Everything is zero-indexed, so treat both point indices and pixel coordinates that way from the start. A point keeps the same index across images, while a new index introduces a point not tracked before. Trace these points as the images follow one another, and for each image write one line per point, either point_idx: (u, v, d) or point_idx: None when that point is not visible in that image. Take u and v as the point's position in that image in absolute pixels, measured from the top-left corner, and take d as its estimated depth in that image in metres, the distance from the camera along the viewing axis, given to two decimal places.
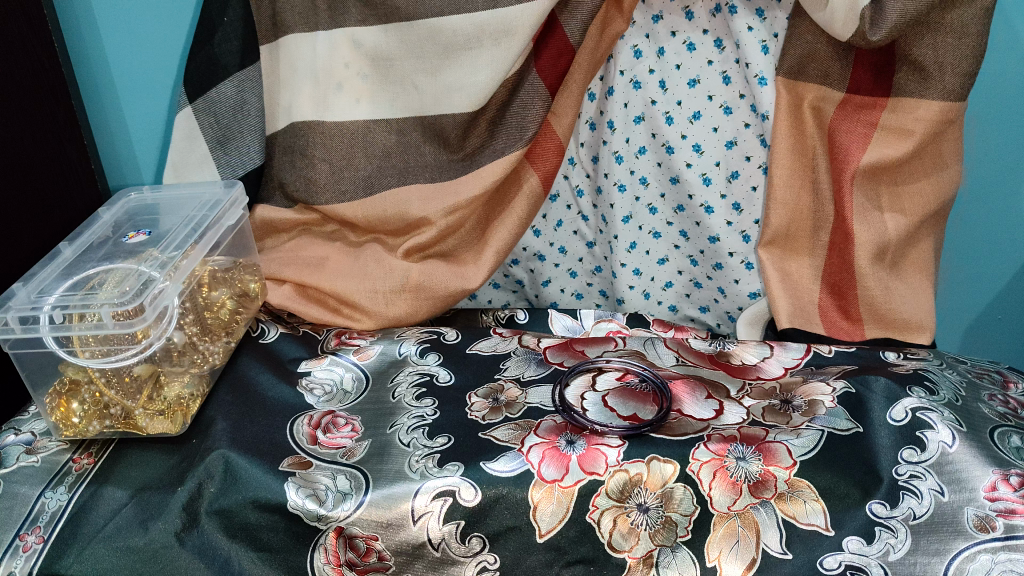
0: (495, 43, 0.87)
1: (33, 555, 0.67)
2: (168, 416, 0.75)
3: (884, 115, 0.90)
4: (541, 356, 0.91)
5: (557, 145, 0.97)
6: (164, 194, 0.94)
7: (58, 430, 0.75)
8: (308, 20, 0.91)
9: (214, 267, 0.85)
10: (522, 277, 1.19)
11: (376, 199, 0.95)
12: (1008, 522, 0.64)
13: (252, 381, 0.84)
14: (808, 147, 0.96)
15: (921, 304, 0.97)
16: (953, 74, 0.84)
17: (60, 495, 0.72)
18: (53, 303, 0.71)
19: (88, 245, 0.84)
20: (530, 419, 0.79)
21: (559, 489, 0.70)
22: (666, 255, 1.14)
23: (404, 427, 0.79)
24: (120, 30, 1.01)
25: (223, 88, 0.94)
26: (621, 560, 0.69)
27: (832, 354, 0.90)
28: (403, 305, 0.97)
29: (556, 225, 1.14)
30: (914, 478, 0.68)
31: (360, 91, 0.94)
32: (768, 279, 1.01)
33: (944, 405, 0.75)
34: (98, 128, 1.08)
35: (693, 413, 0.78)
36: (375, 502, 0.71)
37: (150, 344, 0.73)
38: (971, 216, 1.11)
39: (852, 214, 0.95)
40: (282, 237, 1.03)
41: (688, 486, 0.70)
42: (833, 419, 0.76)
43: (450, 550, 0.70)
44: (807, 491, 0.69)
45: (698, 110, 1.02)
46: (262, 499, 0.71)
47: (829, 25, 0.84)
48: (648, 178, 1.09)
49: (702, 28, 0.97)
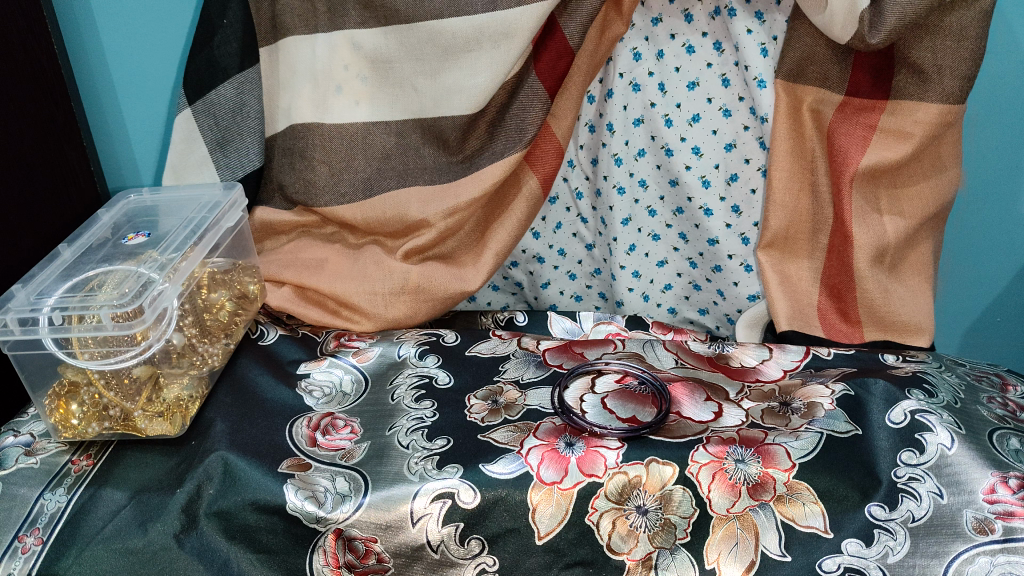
0: (495, 46, 0.87)
1: (33, 556, 0.67)
2: (168, 418, 0.75)
3: (884, 117, 0.90)
4: (541, 358, 0.91)
5: (557, 147, 0.98)
6: (164, 196, 0.94)
7: (58, 432, 0.74)
8: (308, 22, 0.92)
9: (214, 268, 0.85)
10: (522, 280, 1.19)
11: (375, 201, 0.95)
12: (1007, 524, 0.63)
13: (251, 383, 0.84)
14: (808, 151, 0.96)
15: (921, 307, 0.97)
16: (952, 77, 0.84)
17: (60, 497, 0.72)
18: (53, 305, 0.71)
19: (88, 247, 0.84)
20: (529, 421, 0.79)
21: (559, 491, 0.70)
22: (665, 257, 1.14)
23: (403, 429, 0.79)
24: (120, 32, 1.01)
25: (223, 90, 0.94)
26: (620, 562, 0.69)
27: (831, 356, 0.90)
28: (402, 306, 0.97)
29: (556, 227, 1.15)
30: (913, 480, 0.68)
31: (359, 92, 0.94)
32: (768, 281, 1.00)
33: (943, 407, 0.75)
34: (98, 129, 1.08)
35: (693, 416, 0.78)
36: (375, 504, 0.71)
37: (150, 346, 0.73)
38: (971, 218, 1.11)
39: (852, 217, 0.95)
40: (281, 239, 1.03)
41: (687, 488, 0.70)
42: (832, 421, 0.76)
43: (450, 552, 0.71)
44: (806, 493, 0.69)
45: (698, 113, 1.03)
46: (262, 501, 0.71)
47: (828, 27, 0.84)
48: (647, 180, 1.09)
49: (701, 30, 0.98)
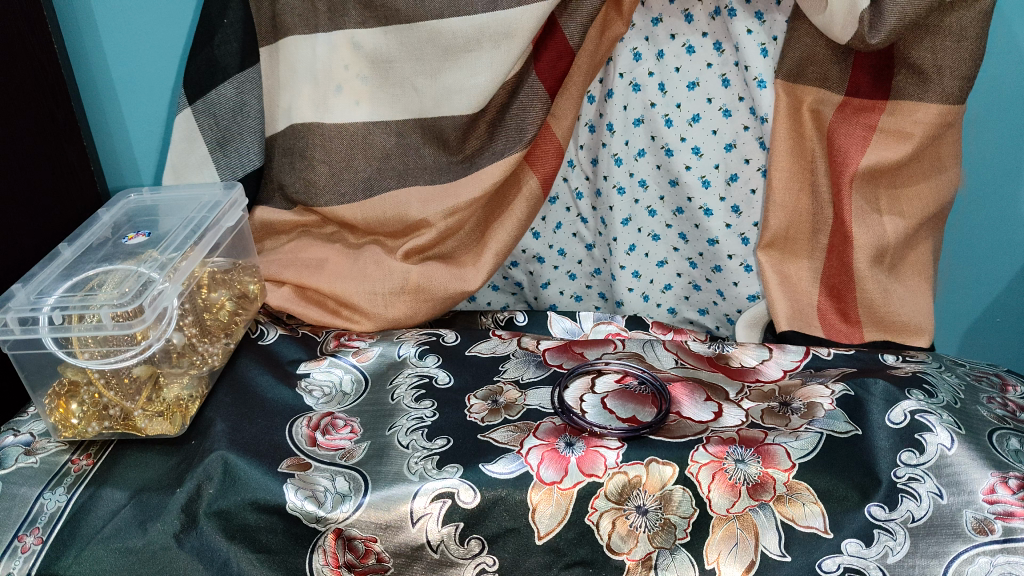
0: (495, 46, 0.87)
1: (32, 556, 0.67)
2: (168, 417, 0.75)
3: (884, 118, 0.90)
4: (541, 358, 0.91)
5: (557, 147, 0.98)
6: (164, 196, 0.94)
7: (58, 432, 0.75)
8: (308, 22, 0.92)
9: (214, 268, 0.85)
10: (522, 280, 1.20)
11: (375, 201, 0.95)
12: (1007, 525, 0.64)
13: (251, 382, 0.84)
14: (807, 151, 0.96)
15: (921, 307, 0.97)
16: (952, 77, 0.85)
17: (59, 496, 0.72)
18: (53, 304, 0.71)
19: (88, 247, 0.84)
20: (530, 421, 0.79)
21: (559, 491, 0.70)
22: (665, 258, 1.14)
23: (403, 429, 0.79)
24: (120, 32, 1.01)
25: (223, 90, 0.94)
26: (620, 562, 0.69)
27: (832, 356, 0.90)
28: (401, 306, 0.97)
29: (556, 227, 1.15)
30: (913, 481, 0.68)
31: (360, 92, 0.94)
32: (768, 282, 1.00)
33: (942, 407, 0.75)
34: (98, 129, 1.08)
35: (693, 416, 0.78)
36: (375, 504, 0.71)
37: (150, 346, 0.73)
38: (971, 218, 1.11)
39: (852, 217, 0.95)
40: (282, 238, 1.03)
41: (687, 488, 0.70)
42: (832, 421, 0.76)
43: (449, 552, 0.71)
44: (806, 493, 0.69)
45: (698, 113, 1.03)
46: (262, 501, 0.71)
47: (829, 27, 0.84)
48: (647, 180, 1.09)
49: (701, 31, 0.98)
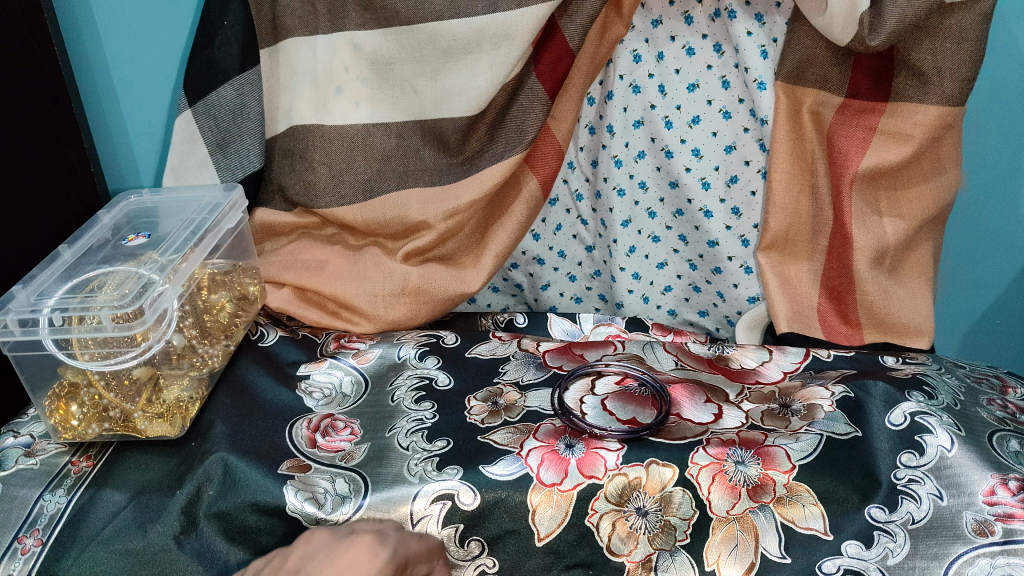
0: (495, 47, 0.87)
1: (32, 557, 0.67)
2: (168, 419, 0.75)
3: (884, 119, 0.90)
4: (541, 359, 0.91)
5: (557, 149, 0.98)
6: (164, 197, 0.94)
7: (57, 433, 0.74)
8: (308, 24, 0.92)
9: (214, 270, 0.85)
10: (522, 281, 1.20)
11: (375, 203, 0.95)
12: (1007, 527, 0.63)
13: (251, 383, 0.84)
14: (807, 152, 0.96)
15: (921, 309, 0.97)
16: (952, 79, 0.85)
17: (59, 498, 0.71)
18: (53, 306, 0.71)
19: (88, 248, 0.84)
20: (530, 422, 0.79)
21: (559, 493, 0.70)
22: (665, 259, 1.14)
23: (403, 431, 0.79)
24: (120, 34, 1.01)
25: (223, 91, 0.94)
26: (620, 564, 0.69)
27: (832, 358, 0.90)
28: (401, 308, 0.97)
29: (556, 228, 1.15)
30: (913, 482, 0.68)
31: (359, 94, 0.94)
32: (768, 283, 1.00)
33: (942, 409, 0.75)
34: (98, 130, 1.08)
35: (693, 417, 0.78)
36: (375, 506, 0.71)
37: (150, 348, 0.73)
38: (971, 219, 1.11)
39: (852, 219, 0.95)
40: (281, 240, 1.04)
41: (687, 490, 0.70)
42: (832, 423, 0.76)
43: (449, 553, 0.71)
44: (806, 495, 0.69)
45: (698, 114, 1.03)
46: (262, 502, 0.71)
47: (828, 29, 0.84)
48: (647, 182, 1.09)
49: (701, 32, 0.98)
